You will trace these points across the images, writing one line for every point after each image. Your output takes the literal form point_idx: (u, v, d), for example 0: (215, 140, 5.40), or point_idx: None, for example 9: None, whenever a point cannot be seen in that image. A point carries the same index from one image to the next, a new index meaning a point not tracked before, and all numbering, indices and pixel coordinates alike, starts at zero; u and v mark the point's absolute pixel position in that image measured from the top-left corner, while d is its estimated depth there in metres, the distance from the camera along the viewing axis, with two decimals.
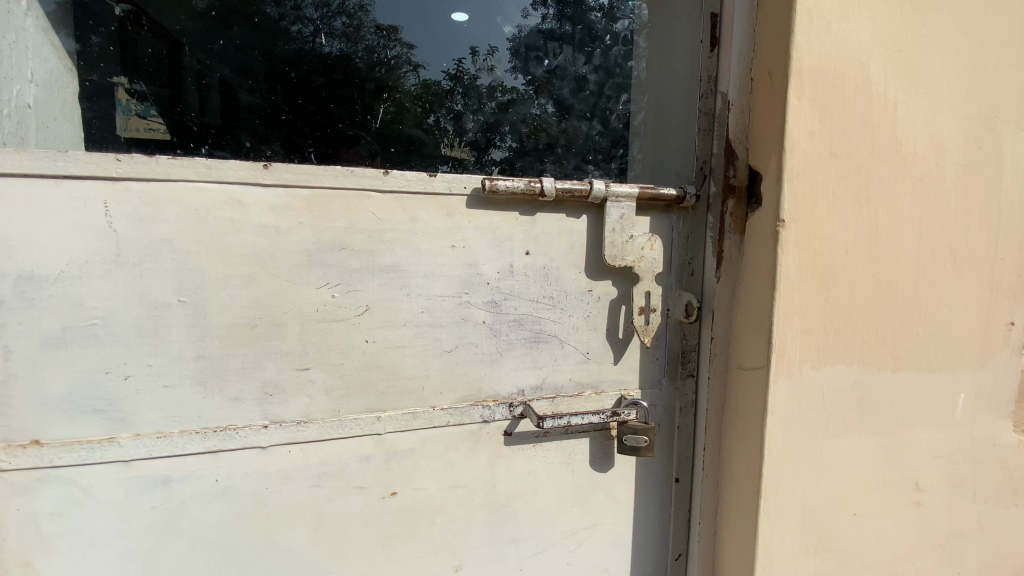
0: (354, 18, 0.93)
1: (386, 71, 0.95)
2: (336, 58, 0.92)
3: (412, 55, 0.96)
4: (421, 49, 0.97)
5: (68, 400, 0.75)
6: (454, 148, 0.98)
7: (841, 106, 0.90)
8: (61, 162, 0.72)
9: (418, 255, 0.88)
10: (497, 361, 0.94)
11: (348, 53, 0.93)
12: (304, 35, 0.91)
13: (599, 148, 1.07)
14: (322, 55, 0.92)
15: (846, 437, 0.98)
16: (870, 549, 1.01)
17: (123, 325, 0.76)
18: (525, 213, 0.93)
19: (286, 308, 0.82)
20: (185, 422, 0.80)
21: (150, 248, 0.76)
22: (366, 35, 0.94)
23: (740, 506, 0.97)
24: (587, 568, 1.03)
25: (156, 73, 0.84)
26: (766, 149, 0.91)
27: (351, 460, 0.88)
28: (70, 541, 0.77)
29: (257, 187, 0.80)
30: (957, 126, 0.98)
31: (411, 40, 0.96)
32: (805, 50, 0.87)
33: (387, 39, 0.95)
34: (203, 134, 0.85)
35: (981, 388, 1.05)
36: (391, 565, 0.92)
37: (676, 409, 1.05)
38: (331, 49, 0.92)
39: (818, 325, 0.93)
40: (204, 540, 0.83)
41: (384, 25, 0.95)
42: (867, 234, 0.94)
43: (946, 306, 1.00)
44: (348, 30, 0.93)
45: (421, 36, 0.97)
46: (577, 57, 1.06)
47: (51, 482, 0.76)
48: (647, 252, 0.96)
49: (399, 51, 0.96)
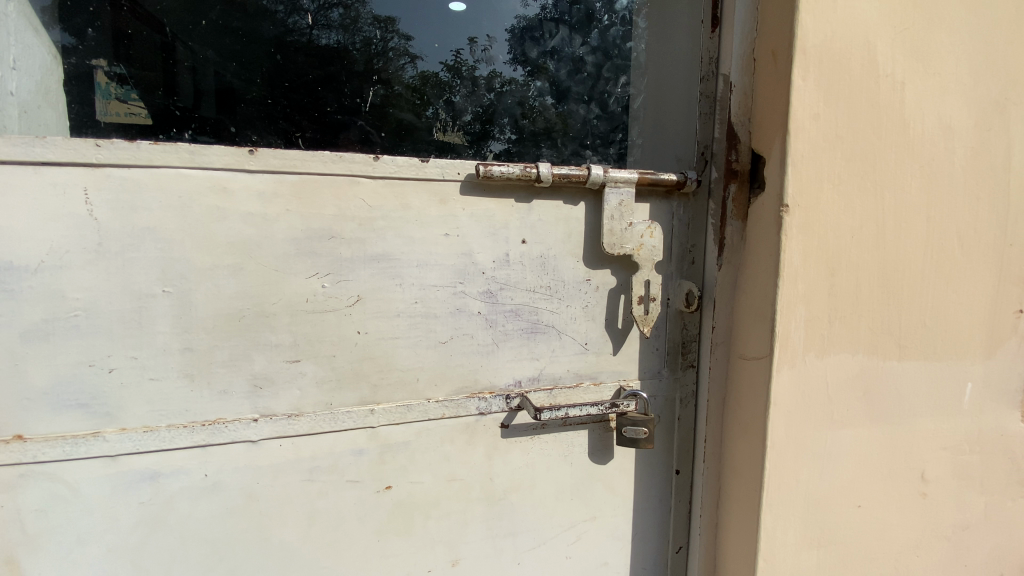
0: (351, 9, 0.90)
1: (385, 63, 0.92)
2: (331, 49, 0.89)
3: (411, 46, 0.94)
4: (420, 40, 0.94)
5: (51, 393, 0.73)
6: (446, 133, 0.95)
7: (848, 87, 0.87)
8: (38, 148, 0.69)
9: (411, 244, 0.86)
10: (493, 352, 0.92)
11: (344, 45, 0.90)
12: (301, 26, 0.88)
13: (598, 133, 1.04)
14: (317, 47, 0.89)
15: (850, 428, 0.96)
16: (875, 541, 1.00)
17: (106, 317, 0.74)
18: (521, 199, 0.90)
19: (275, 299, 0.80)
20: (172, 416, 0.78)
21: (132, 236, 0.74)
22: (363, 27, 0.91)
23: (742, 499, 0.95)
24: (586, 562, 1.01)
25: (137, 56, 0.82)
26: (770, 132, 0.88)
27: (344, 454, 0.86)
28: (56, 538, 0.76)
29: (243, 173, 0.77)
30: (966, 108, 0.95)
31: (409, 30, 0.93)
32: (810, 28, 0.84)
33: (385, 30, 0.92)
34: (185, 119, 0.83)
35: (989, 377, 1.03)
36: (386, 560, 0.90)
37: (677, 400, 1.02)
38: (327, 41, 0.89)
39: (823, 313, 0.91)
40: (193, 536, 0.81)
41: (381, 16, 0.92)
42: (873, 219, 0.91)
43: (953, 293, 0.98)
44: (345, 21, 0.90)
45: (419, 26, 0.94)
46: (574, 38, 1.02)
47: (35, 479, 0.74)
48: (647, 240, 0.93)
49: (398, 43, 0.93)
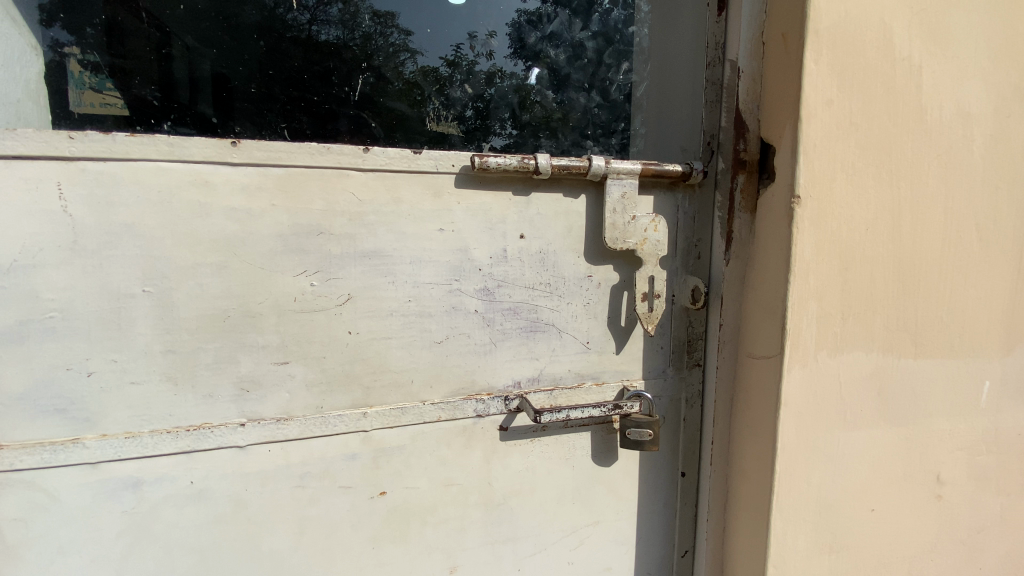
0: (350, 4, 0.86)
1: (384, 59, 0.88)
2: (325, 44, 0.85)
3: (410, 41, 0.90)
4: (420, 34, 0.90)
5: (27, 399, 0.70)
6: (440, 123, 0.91)
7: (862, 71, 0.83)
8: (9, 141, 0.66)
9: (403, 239, 0.82)
10: (491, 352, 0.88)
11: (343, 41, 0.86)
12: (300, 22, 0.84)
13: (599, 122, 0.99)
14: (314, 41, 0.85)
15: (864, 428, 0.92)
16: (888, 546, 0.96)
17: (84, 319, 0.70)
18: (519, 192, 0.86)
19: (262, 298, 0.77)
20: (155, 421, 0.75)
21: (110, 233, 0.70)
22: (363, 22, 0.87)
23: (750, 502, 0.92)
24: (589, 568, 0.98)
25: (112, 43, 0.77)
26: (780, 120, 0.84)
27: (336, 459, 0.83)
28: (36, 548, 0.72)
29: (225, 166, 0.73)
30: (986, 94, 0.90)
31: (409, 26, 0.89)
32: (823, 10, 0.80)
33: (385, 25, 0.88)
34: (164, 109, 0.79)
35: (1007, 374, 0.99)
36: (381, 568, 0.87)
37: (682, 401, 0.98)
38: (324, 37, 0.85)
39: (835, 309, 0.87)
40: (180, 545, 0.78)
41: (381, 11, 0.87)
42: (888, 210, 0.87)
43: (971, 288, 0.94)
44: (345, 17, 0.86)
45: (422, 24, 0.90)
46: (574, 23, 0.98)
47: (11, 488, 0.70)
48: (651, 234, 0.90)
49: (398, 38, 0.89)
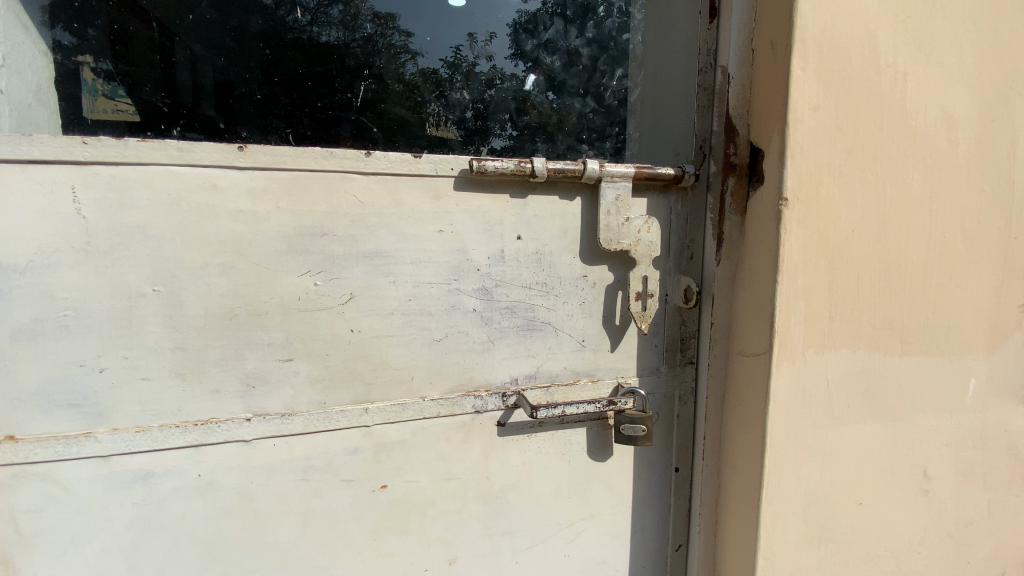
0: (352, 6, 0.89)
1: (386, 61, 0.91)
2: (329, 48, 0.88)
3: (411, 43, 0.92)
4: (420, 38, 0.93)
5: (42, 394, 0.72)
6: (439, 127, 0.94)
7: (848, 77, 0.86)
8: (25, 146, 0.68)
9: (404, 240, 0.85)
10: (489, 350, 0.91)
11: (345, 42, 0.89)
12: (304, 25, 0.87)
13: (593, 127, 1.02)
14: (316, 44, 0.88)
15: (852, 425, 0.94)
16: (877, 539, 0.98)
17: (96, 317, 0.73)
18: (516, 195, 0.89)
19: (267, 297, 0.79)
20: (164, 416, 0.77)
21: (121, 234, 0.73)
22: (364, 25, 0.90)
23: (741, 496, 0.95)
24: (586, 561, 1.00)
25: (123, 52, 0.80)
26: (769, 125, 0.87)
27: (338, 453, 0.85)
28: (50, 538, 0.75)
29: (232, 170, 0.76)
30: (970, 98, 0.93)
31: (410, 28, 0.92)
32: (810, 17, 0.82)
33: (385, 28, 0.91)
34: (174, 115, 0.81)
35: (992, 372, 1.01)
36: (383, 559, 0.90)
37: (675, 398, 1.01)
38: (328, 40, 0.88)
39: (823, 309, 0.89)
40: (188, 536, 0.81)
41: (382, 14, 0.90)
42: (874, 212, 0.90)
43: (957, 287, 0.96)
44: (346, 18, 0.89)
45: (422, 26, 0.92)
46: (569, 30, 1.01)
47: (27, 479, 0.73)
48: (644, 235, 0.93)
49: (398, 40, 0.92)
